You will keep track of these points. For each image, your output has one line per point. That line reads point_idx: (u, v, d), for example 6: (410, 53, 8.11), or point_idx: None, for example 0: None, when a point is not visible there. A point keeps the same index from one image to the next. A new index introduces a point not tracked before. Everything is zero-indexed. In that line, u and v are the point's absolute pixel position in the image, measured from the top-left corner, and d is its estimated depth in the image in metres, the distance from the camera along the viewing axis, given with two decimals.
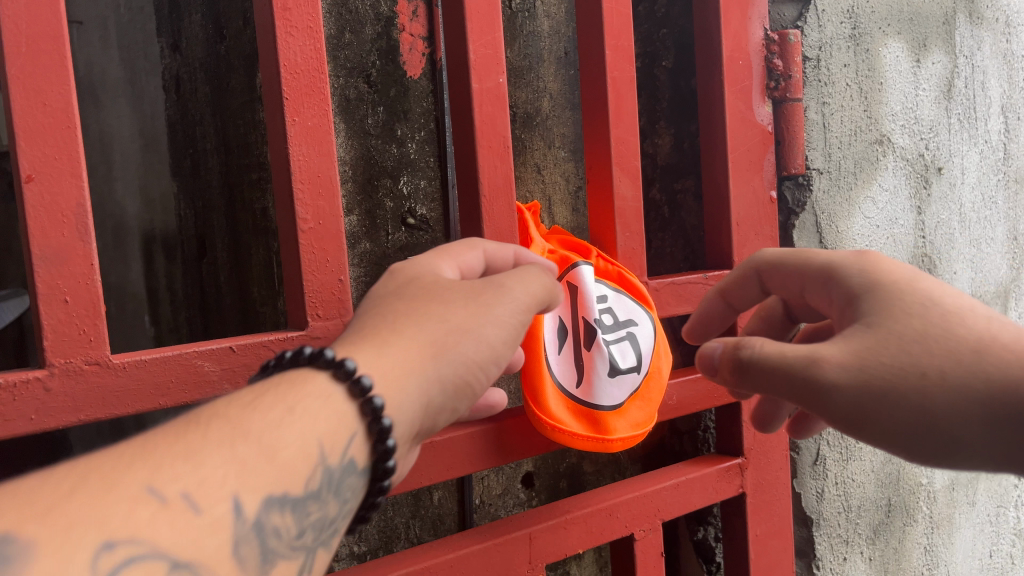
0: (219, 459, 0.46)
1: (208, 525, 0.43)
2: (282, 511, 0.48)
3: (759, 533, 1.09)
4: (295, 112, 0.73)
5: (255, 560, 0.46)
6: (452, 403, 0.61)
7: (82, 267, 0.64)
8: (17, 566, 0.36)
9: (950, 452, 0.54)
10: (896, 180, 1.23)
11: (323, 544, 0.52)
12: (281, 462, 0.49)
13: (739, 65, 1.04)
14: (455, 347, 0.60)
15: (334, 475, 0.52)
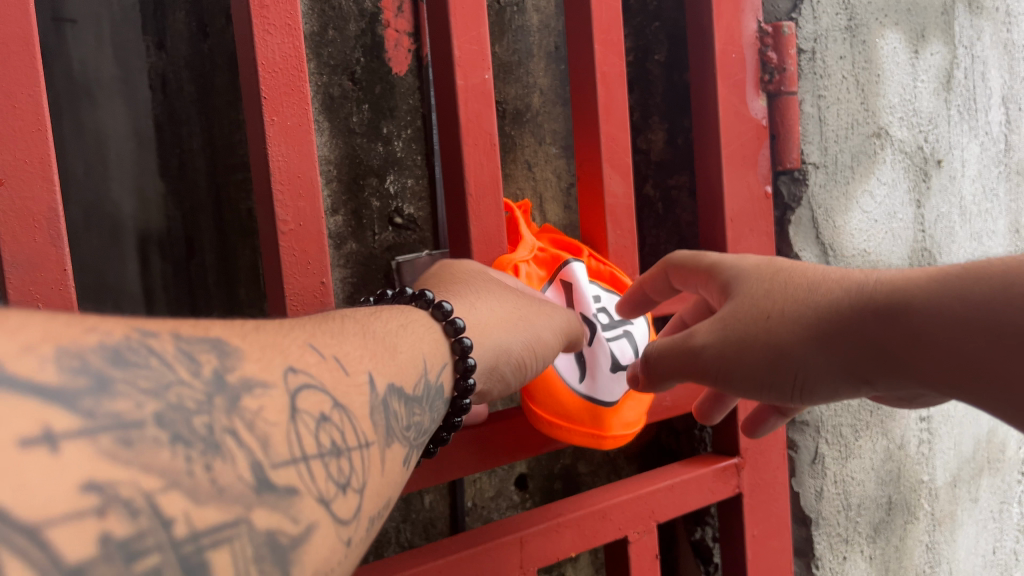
0: (355, 340, 0.48)
1: (355, 385, 0.45)
2: (401, 398, 0.49)
3: (757, 533, 1.07)
4: (273, 111, 0.71)
5: (385, 432, 0.46)
6: (522, 362, 0.67)
7: (54, 273, 0.63)
8: (230, 360, 0.37)
9: (808, 386, 0.64)
10: (894, 173, 1.22)
11: (421, 454, 0.52)
12: (399, 360, 0.51)
13: (732, 59, 1.02)
14: (529, 322, 0.68)
15: (431, 391, 0.54)
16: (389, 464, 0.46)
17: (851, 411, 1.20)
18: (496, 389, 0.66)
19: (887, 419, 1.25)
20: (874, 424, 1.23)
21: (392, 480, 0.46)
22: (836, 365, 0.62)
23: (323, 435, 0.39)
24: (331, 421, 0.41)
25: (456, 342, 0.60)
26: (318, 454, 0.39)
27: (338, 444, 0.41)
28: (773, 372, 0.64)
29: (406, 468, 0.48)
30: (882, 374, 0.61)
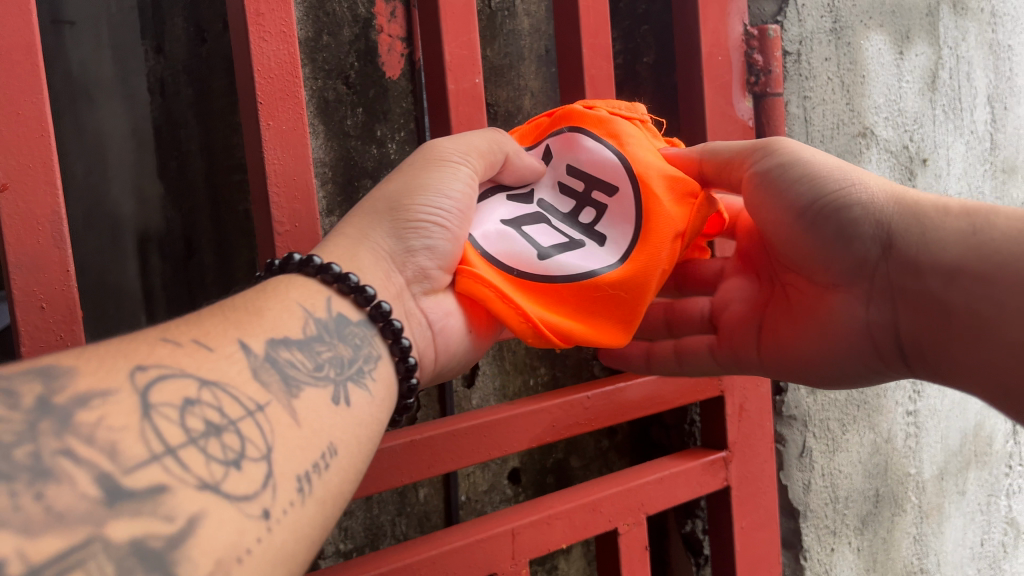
0: (215, 320, 0.52)
1: (223, 358, 0.48)
2: (290, 349, 0.53)
3: (745, 525, 1.10)
4: (269, 116, 0.73)
5: (282, 389, 0.50)
6: (442, 227, 0.66)
7: (58, 274, 0.65)
8: (64, 382, 0.41)
9: (829, 234, 0.68)
10: (880, 171, 1.24)
11: (352, 380, 0.56)
12: (269, 316, 0.54)
13: (719, 61, 1.04)
14: (393, 206, 0.67)
15: (329, 326, 0.58)
16: (302, 416, 0.50)
17: (838, 406, 1.22)
18: (430, 268, 0.67)
19: (873, 413, 1.27)
20: (861, 418, 1.26)
21: (317, 429, 0.50)
22: (876, 237, 0.66)
23: (190, 420, 0.43)
24: (199, 403, 0.44)
25: (342, 288, 0.60)
26: (188, 439, 0.42)
27: (216, 422, 0.44)
28: (823, 198, 0.68)
29: (334, 406, 0.53)
30: (902, 282, 0.65)
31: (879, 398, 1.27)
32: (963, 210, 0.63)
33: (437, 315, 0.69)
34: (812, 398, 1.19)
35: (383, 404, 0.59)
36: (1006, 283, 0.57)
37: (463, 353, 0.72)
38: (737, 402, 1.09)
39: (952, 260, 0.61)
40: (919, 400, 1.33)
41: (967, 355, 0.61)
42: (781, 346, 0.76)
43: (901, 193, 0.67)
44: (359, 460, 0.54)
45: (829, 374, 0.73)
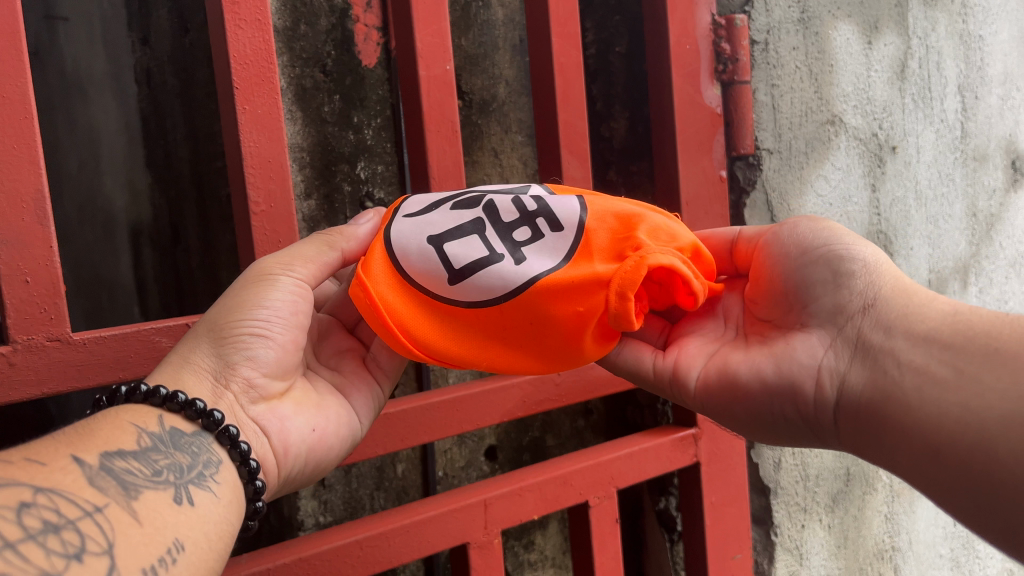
0: (46, 440, 0.54)
1: (58, 469, 0.51)
2: (126, 458, 0.56)
3: (715, 501, 1.13)
4: (245, 100, 0.77)
5: (120, 492, 0.53)
6: (262, 337, 0.66)
7: (41, 250, 0.68)
8: None
9: (819, 277, 0.69)
10: (849, 158, 1.28)
11: (195, 483, 0.59)
12: (102, 433, 0.57)
13: (687, 49, 1.08)
14: (215, 322, 0.66)
15: (165, 438, 0.60)
16: (143, 515, 0.53)
17: None
18: (254, 378, 0.66)
19: None
20: None
21: (160, 526, 0.53)
22: (862, 296, 0.67)
23: (27, 519, 0.46)
24: (35, 505, 0.47)
25: (171, 406, 0.62)
26: (25, 536, 0.45)
27: (54, 521, 0.47)
28: (833, 245, 0.69)
29: (177, 505, 0.56)
30: (866, 342, 0.65)
31: None
32: (953, 303, 0.64)
33: (274, 421, 0.68)
34: None
35: (230, 506, 0.61)
36: (974, 353, 0.57)
37: (313, 458, 0.71)
38: None
39: (926, 330, 0.62)
40: None
41: (902, 424, 0.59)
42: (722, 372, 0.73)
43: (902, 277, 0.68)
44: (208, 557, 0.56)
45: (754, 419, 0.71)
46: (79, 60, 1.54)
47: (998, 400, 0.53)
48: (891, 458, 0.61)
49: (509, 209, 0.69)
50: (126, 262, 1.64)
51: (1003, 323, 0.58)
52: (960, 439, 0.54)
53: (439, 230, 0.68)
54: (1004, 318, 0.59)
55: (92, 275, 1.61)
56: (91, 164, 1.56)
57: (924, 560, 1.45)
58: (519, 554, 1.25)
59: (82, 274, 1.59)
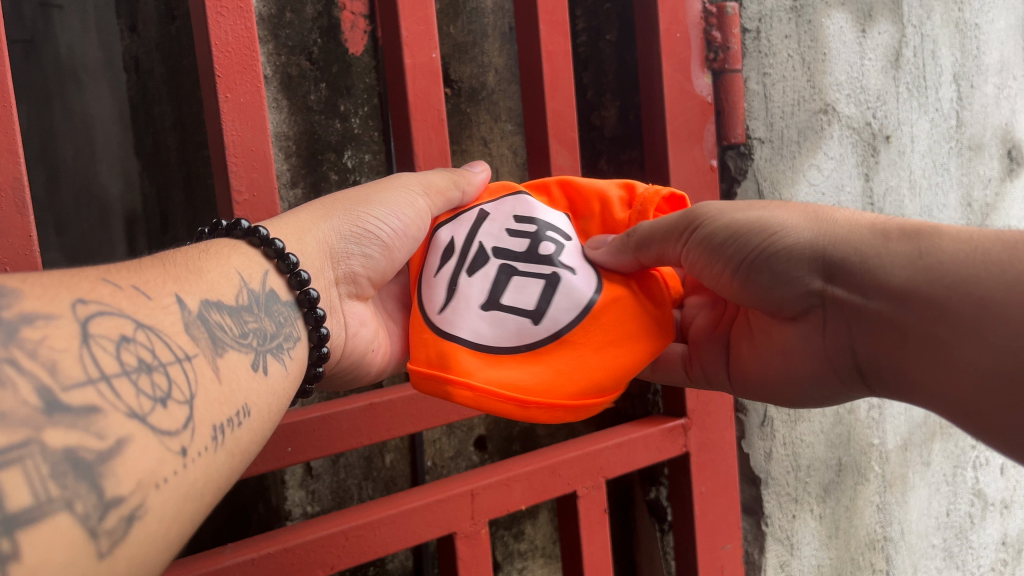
0: (157, 271, 0.54)
1: (160, 308, 0.50)
2: (221, 312, 0.56)
3: (704, 491, 1.13)
4: (227, 88, 0.77)
5: (210, 345, 0.53)
6: (380, 242, 0.75)
7: (20, 239, 0.68)
8: (11, 300, 0.41)
9: (768, 283, 0.70)
10: (842, 148, 1.27)
11: (272, 352, 0.60)
12: (208, 279, 0.58)
13: (677, 38, 1.08)
14: (351, 208, 0.75)
15: (259, 299, 0.62)
16: (224, 373, 0.53)
17: None
18: (355, 276, 0.75)
19: None
20: None
21: (235, 388, 0.53)
22: (816, 274, 0.67)
23: (125, 354, 0.45)
24: (135, 342, 0.46)
25: (280, 266, 0.66)
26: (122, 372, 0.44)
27: (148, 361, 0.46)
28: (751, 252, 0.69)
29: (254, 372, 0.56)
30: (849, 309, 0.66)
31: None
32: (903, 234, 0.63)
33: (353, 320, 0.77)
34: None
35: (292, 381, 0.63)
36: (959, 303, 0.57)
37: (360, 364, 0.79)
38: None
39: (901, 286, 0.61)
40: None
41: (921, 372, 0.62)
42: (750, 372, 0.81)
43: (823, 223, 0.67)
44: (265, 426, 0.57)
45: (802, 398, 0.77)
46: (72, 49, 1.60)
47: (1005, 342, 0.55)
48: (917, 394, 0.65)
49: (512, 235, 0.75)
50: (121, 250, 1.67)
51: (975, 263, 0.57)
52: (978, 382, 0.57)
53: (486, 292, 0.73)
54: (971, 253, 0.58)
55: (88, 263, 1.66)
56: (86, 152, 1.61)
57: (916, 550, 1.45)
58: (509, 544, 1.26)
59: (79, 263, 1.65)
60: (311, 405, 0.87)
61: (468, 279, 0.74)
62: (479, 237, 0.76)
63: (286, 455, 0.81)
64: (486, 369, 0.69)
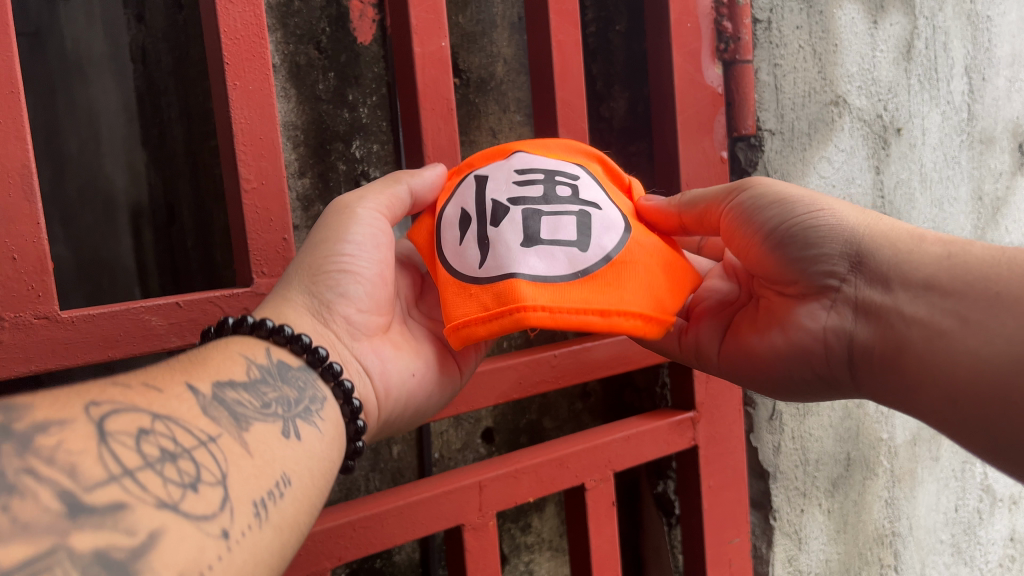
0: (164, 367, 0.58)
1: (174, 397, 0.54)
2: (236, 389, 0.59)
3: (712, 484, 1.13)
4: (236, 76, 0.76)
5: (233, 422, 0.55)
6: (354, 272, 0.72)
7: (28, 226, 0.69)
8: (28, 410, 0.44)
9: (793, 256, 0.70)
10: (853, 140, 1.26)
11: (301, 416, 0.62)
12: (214, 363, 0.61)
13: (687, 28, 1.07)
14: (308, 261, 0.72)
15: (272, 370, 0.64)
16: (253, 447, 0.55)
17: None
18: (350, 320, 0.72)
19: None
20: None
21: (269, 460, 0.56)
22: (845, 257, 0.68)
23: (147, 447, 0.47)
24: (154, 433, 0.49)
25: (278, 339, 0.67)
26: (147, 465, 0.46)
27: (172, 450, 0.49)
28: (792, 220, 0.69)
29: (284, 439, 0.59)
30: (863, 297, 0.67)
31: None
32: (939, 239, 0.66)
33: (374, 363, 0.74)
34: None
35: (332, 444, 0.65)
36: (976, 297, 0.60)
37: (411, 401, 0.78)
38: None
39: (924, 278, 0.64)
40: None
41: (919, 373, 0.63)
42: (746, 346, 0.78)
43: (867, 216, 0.69)
44: (310, 493, 0.59)
45: (788, 383, 0.76)
46: (79, 40, 1.59)
47: (1005, 343, 0.57)
48: (908, 394, 0.65)
49: (522, 185, 0.73)
50: (127, 243, 1.66)
51: (1000, 264, 0.60)
52: (978, 384, 0.58)
53: (520, 231, 0.69)
54: (998, 258, 0.61)
55: (94, 256, 1.65)
56: (91, 145, 1.60)
57: (924, 546, 1.44)
58: (516, 537, 1.25)
59: (85, 255, 1.65)
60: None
61: (496, 228, 0.70)
62: (489, 195, 0.73)
63: None
64: (557, 296, 0.66)
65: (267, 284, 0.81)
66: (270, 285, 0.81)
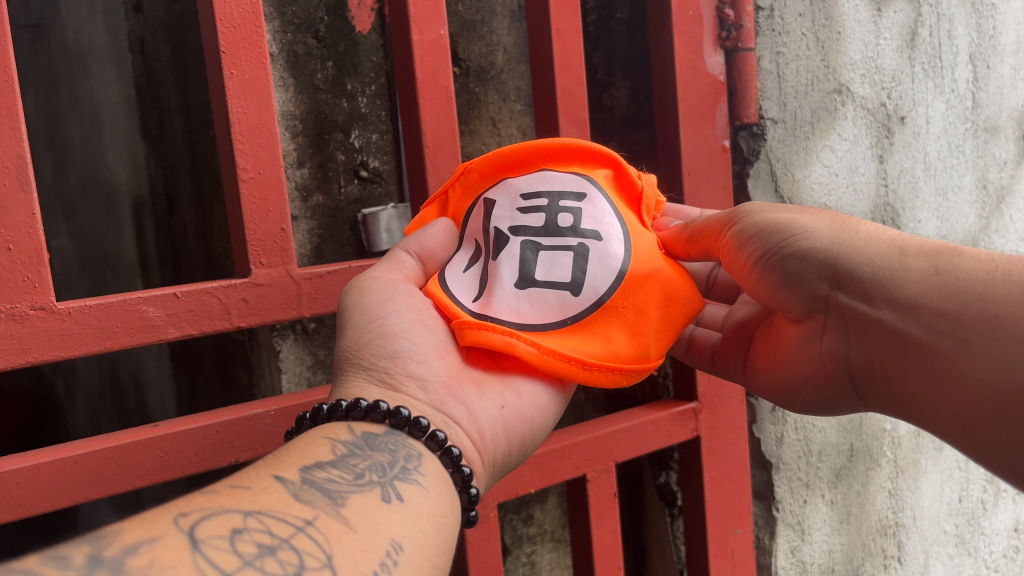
0: (252, 468, 0.59)
1: (260, 491, 0.55)
2: (326, 468, 0.60)
3: (715, 475, 1.12)
4: (233, 65, 0.76)
5: (327, 500, 0.56)
6: (400, 330, 0.71)
7: (24, 216, 0.68)
8: (117, 538, 0.46)
9: (777, 283, 0.70)
10: (856, 128, 1.25)
11: (400, 477, 0.62)
12: (299, 452, 0.61)
13: (689, 15, 1.06)
14: (355, 346, 0.72)
15: (360, 443, 0.64)
16: (354, 521, 0.55)
17: None
18: (418, 374, 0.70)
19: None
20: None
21: (374, 529, 0.56)
22: (824, 280, 0.67)
23: (242, 545, 0.48)
24: (246, 530, 0.50)
25: (355, 414, 0.66)
26: (244, 563, 0.47)
27: (268, 542, 0.49)
28: (772, 249, 0.69)
29: (386, 504, 0.59)
30: (850, 317, 0.66)
31: None
32: (921, 251, 0.62)
33: (460, 410, 0.71)
34: None
35: (441, 498, 0.64)
36: (971, 320, 0.56)
37: (513, 432, 0.73)
38: None
39: (913, 297, 0.60)
40: None
41: (924, 389, 0.61)
42: (765, 364, 0.80)
43: (845, 233, 0.67)
44: (428, 554, 0.58)
45: (810, 399, 0.76)
46: (80, 33, 1.59)
47: (1010, 370, 0.54)
48: (921, 417, 0.63)
49: (524, 213, 0.74)
50: (129, 236, 1.66)
51: (995, 284, 0.56)
52: (983, 409, 0.56)
53: (517, 270, 0.71)
54: (992, 274, 0.57)
55: (97, 249, 1.65)
56: (94, 136, 1.61)
57: (927, 536, 1.43)
58: (518, 528, 1.25)
59: (88, 248, 1.64)
60: (272, 399, 0.88)
61: (496, 260, 0.73)
62: (494, 221, 0.75)
63: None
64: (538, 342, 0.69)
65: (265, 275, 0.80)
66: (268, 276, 0.80)
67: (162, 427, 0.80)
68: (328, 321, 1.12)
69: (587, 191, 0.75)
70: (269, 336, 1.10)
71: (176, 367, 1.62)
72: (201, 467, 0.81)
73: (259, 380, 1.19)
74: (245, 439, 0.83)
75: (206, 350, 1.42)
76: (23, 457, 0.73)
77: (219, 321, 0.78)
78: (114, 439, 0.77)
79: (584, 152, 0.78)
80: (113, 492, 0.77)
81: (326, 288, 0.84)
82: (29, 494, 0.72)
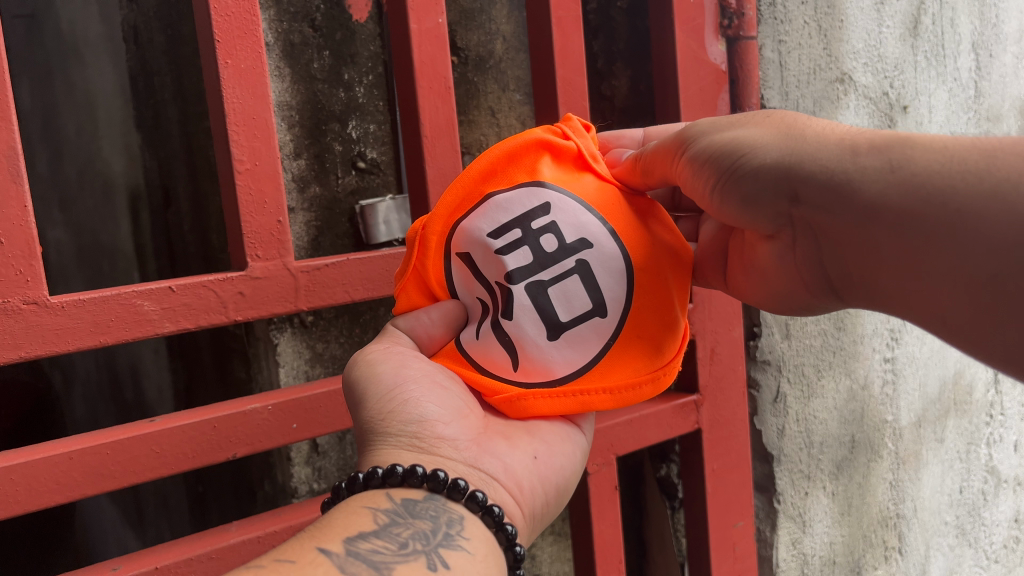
0: (293, 541, 0.58)
1: (307, 564, 0.55)
2: (370, 538, 0.59)
3: (716, 468, 1.12)
4: (227, 54, 0.75)
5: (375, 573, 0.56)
6: (420, 395, 0.70)
7: (16, 209, 0.67)
8: None
9: (735, 205, 0.64)
10: (858, 118, 1.23)
11: (443, 544, 0.61)
12: (341, 522, 0.60)
13: (690, 4, 1.05)
14: (374, 420, 0.69)
15: (401, 509, 0.63)
16: None
17: (814, 352, 1.23)
18: (444, 437, 0.68)
19: (850, 360, 1.27)
20: (837, 365, 1.26)
21: None
22: (782, 199, 0.61)
23: None
24: None
25: (393, 481, 0.64)
26: None
27: None
28: (723, 172, 0.63)
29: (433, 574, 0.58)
30: (817, 228, 0.60)
31: (855, 345, 1.27)
32: (873, 147, 0.56)
33: (495, 465, 0.70)
34: (786, 344, 1.20)
35: (487, 562, 0.63)
36: (936, 220, 0.51)
37: (548, 482, 0.73)
38: (708, 346, 1.10)
39: (872, 200, 0.55)
40: (896, 347, 1.32)
41: (902, 287, 0.56)
42: (739, 281, 0.74)
43: (792, 139, 0.60)
44: None
45: (791, 306, 0.70)
46: (74, 23, 1.58)
47: (983, 260, 0.50)
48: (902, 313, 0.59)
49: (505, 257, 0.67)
50: (125, 228, 1.65)
51: (953, 173, 0.51)
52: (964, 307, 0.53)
53: (541, 321, 0.67)
54: (948, 163, 0.52)
55: (93, 240, 1.63)
56: (88, 128, 1.60)
57: (928, 527, 1.43)
58: None
59: (84, 240, 1.62)
60: (268, 393, 0.87)
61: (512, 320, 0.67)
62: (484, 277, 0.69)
63: (292, 431, 0.85)
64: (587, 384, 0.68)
65: (262, 268, 0.79)
66: (265, 269, 0.79)
67: (158, 422, 0.79)
68: (326, 314, 1.11)
69: (547, 197, 0.68)
70: (267, 328, 1.09)
71: (172, 359, 1.62)
72: (197, 463, 0.80)
73: (256, 373, 1.18)
74: (241, 434, 0.82)
75: (201, 343, 1.41)
76: (17, 453, 0.72)
77: (215, 315, 0.77)
78: (110, 435, 0.76)
79: (513, 153, 0.71)
80: (108, 488, 0.76)
81: (323, 281, 0.83)
82: (24, 491, 0.71)
